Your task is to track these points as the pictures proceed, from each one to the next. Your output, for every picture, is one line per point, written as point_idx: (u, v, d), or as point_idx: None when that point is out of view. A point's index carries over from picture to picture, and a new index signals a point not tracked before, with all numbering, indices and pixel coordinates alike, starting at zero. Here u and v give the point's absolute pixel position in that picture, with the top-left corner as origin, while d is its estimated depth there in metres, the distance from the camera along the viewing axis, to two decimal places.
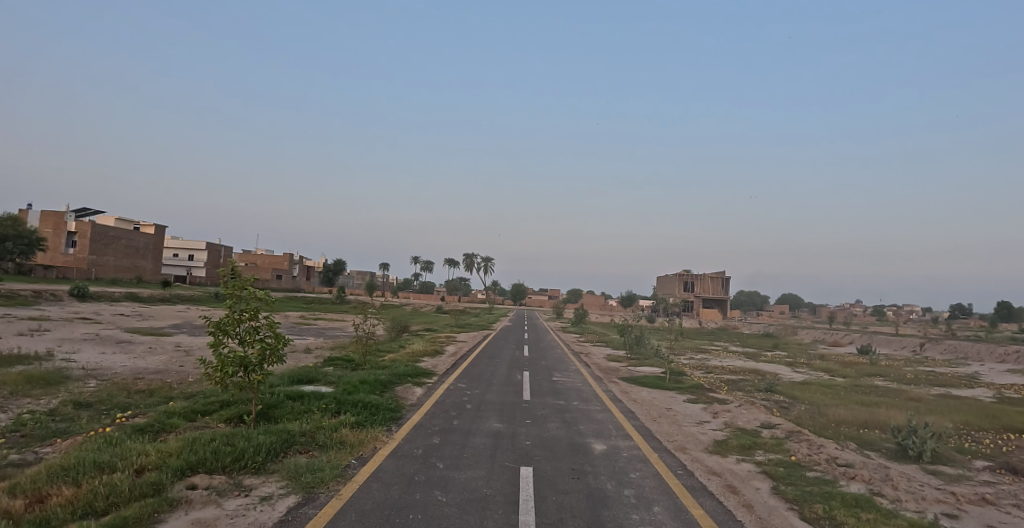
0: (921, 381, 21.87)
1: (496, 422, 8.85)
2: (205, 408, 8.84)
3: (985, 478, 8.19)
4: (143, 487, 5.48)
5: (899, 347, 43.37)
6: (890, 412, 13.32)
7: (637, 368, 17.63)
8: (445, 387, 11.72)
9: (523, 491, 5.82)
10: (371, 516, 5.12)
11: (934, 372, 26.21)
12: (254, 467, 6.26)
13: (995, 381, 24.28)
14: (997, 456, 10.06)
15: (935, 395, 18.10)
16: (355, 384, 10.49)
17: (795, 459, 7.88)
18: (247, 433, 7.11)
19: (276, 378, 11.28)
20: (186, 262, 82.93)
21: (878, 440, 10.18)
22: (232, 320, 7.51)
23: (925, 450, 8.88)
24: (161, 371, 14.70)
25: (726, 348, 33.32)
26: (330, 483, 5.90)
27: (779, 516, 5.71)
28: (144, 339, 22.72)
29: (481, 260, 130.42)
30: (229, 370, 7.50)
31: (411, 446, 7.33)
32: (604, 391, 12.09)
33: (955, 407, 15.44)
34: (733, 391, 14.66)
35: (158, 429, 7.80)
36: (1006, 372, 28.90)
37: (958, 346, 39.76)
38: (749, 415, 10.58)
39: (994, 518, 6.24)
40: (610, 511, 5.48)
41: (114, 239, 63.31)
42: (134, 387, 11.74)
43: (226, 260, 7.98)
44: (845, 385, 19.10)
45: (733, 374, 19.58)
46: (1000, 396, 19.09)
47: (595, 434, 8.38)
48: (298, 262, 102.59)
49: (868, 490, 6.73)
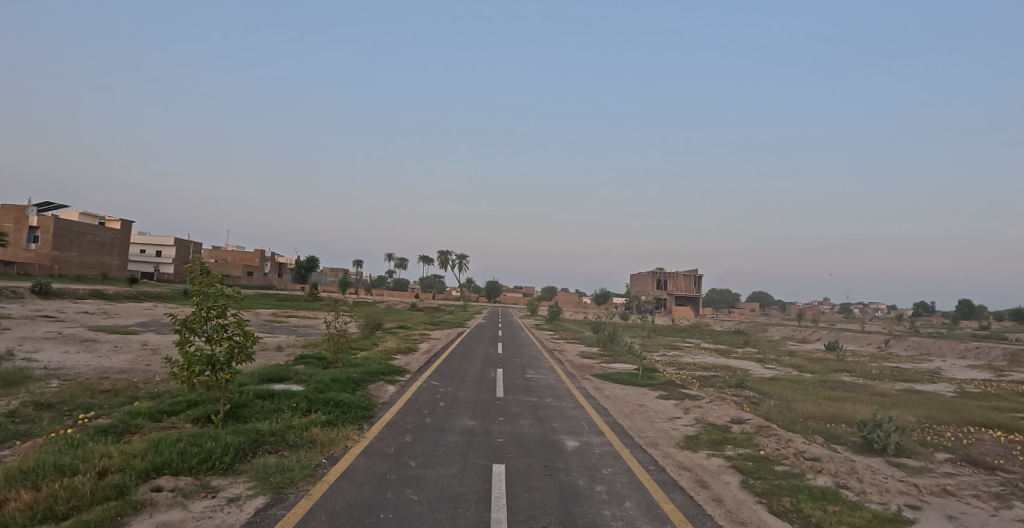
0: (886, 377, 22.55)
1: (469, 420, 8.83)
2: (172, 408, 8.62)
3: (947, 470, 8.47)
4: (107, 490, 5.32)
5: (865, 344, 44.68)
6: (856, 407, 13.69)
7: (611, 365, 17.75)
8: (419, 385, 11.67)
9: (496, 489, 5.81)
10: (341, 515, 5.06)
11: (899, 368, 27.01)
12: (222, 467, 6.13)
13: (954, 376, 25.25)
14: (957, 448, 10.41)
15: (900, 390, 18.59)
16: (327, 383, 10.34)
17: (764, 453, 8.05)
18: (214, 433, 6.96)
19: (246, 376, 11.06)
20: (154, 259, 80.95)
21: (845, 434, 10.46)
22: (200, 317, 7.34)
23: (890, 443, 9.15)
24: (127, 370, 14.31)
25: (698, 346, 33.82)
26: (300, 483, 5.81)
27: (748, 509, 5.82)
28: (109, 338, 22.04)
29: (455, 257, 129.44)
30: (196, 369, 7.30)
31: (383, 444, 7.25)
32: (577, 388, 12.18)
33: (916, 401, 16.00)
34: (706, 387, 14.94)
35: (122, 430, 7.58)
36: (965, 368, 29.98)
37: (921, 342, 41.02)
38: (719, 410, 10.79)
39: (954, 508, 6.46)
40: (582, 507, 5.51)
41: (78, 234, 61.34)
42: (99, 387, 11.42)
43: (194, 256, 7.77)
44: (814, 380, 19.57)
45: (705, 369, 19.97)
46: (962, 391, 19.70)
47: (568, 430, 8.42)
48: (270, 260, 101.53)
49: (834, 483, 6.90)
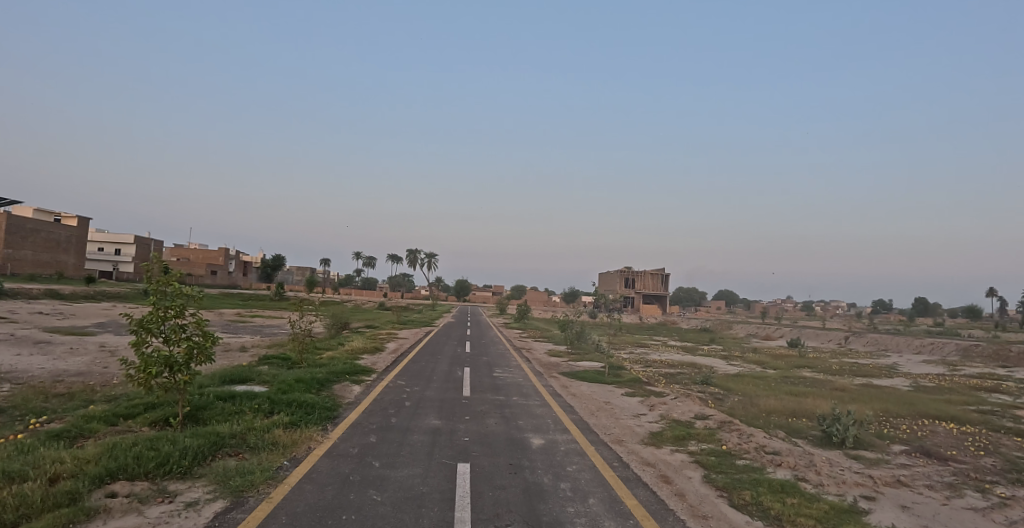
0: (845, 372, 23.29)
1: (435, 419, 8.79)
2: (129, 411, 8.35)
3: (901, 461, 8.81)
4: (58, 496, 5.13)
5: (826, 341, 46.06)
6: (816, 401, 14.10)
7: (579, 363, 17.92)
8: (385, 385, 11.56)
9: (460, 488, 5.81)
10: (303, 518, 4.99)
11: (857, 364, 27.91)
12: (180, 471, 5.97)
13: (910, 371, 26.20)
14: (912, 440, 10.82)
15: (859, 385, 19.24)
16: (290, 383, 10.18)
17: (726, 448, 8.23)
18: (173, 436, 6.78)
19: (206, 378, 10.80)
20: (112, 257, 78.30)
21: (805, 428, 10.76)
22: (157, 317, 7.13)
23: (848, 436, 9.47)
24: (83, 373, 13.81)
25: (665, 343, 34.40)
26: (260, 486, 5.71)
27: (709, 504, 5.95)
28: (64, 340, 21.23)
29: (424, 256, 128.43)
30: (154, 371, 7.09)
31: (347, 445, 7.18)
32: (544, 386, 12.23)
33: (873, 395, 16.58)
34: (671, 384, 15.19)
35: (76, 434, 7.32)
36: (920, 363, 31.19)
37: (878, 339, 42.47)
38: (684, 406, 11.00)
39: (906, 499, 6.71)
40: (546, 504, 5.55)
41: (32, 231, 59.00)
42: (53, 390, 10.98)
43: (151, 254, 7.56)
44: (776, 376, 20.08)
45: (671, 367, 20.31)
46: (916, 385, 20.46)
47: (533, 428, 8.47)
48: (235, 258, 99.25)
49: (793, 476, 7.10)
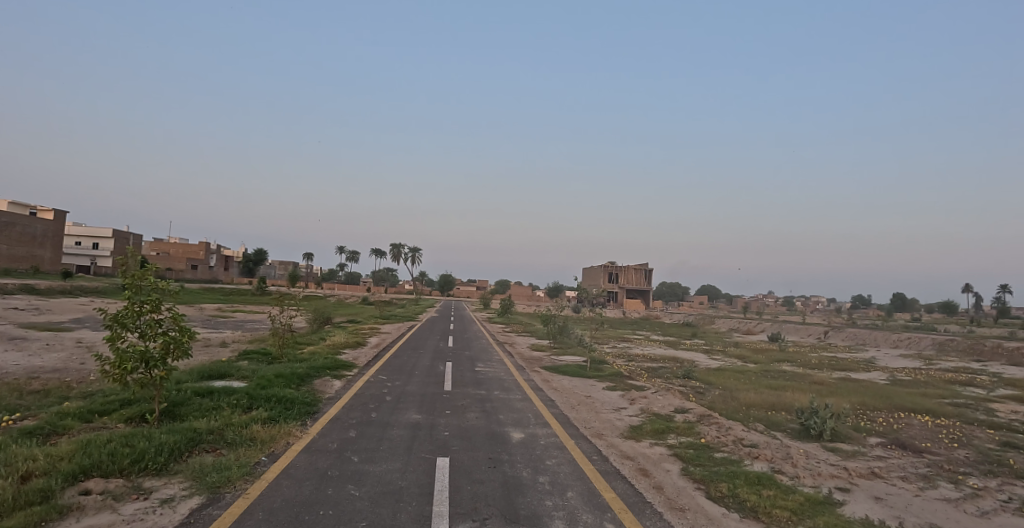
0: (824, 366, 23.65)
1: (416, 414, 8.79)
2: (104, 408, 8.22)
3: (876, 453, 8.99)
4: (29, 495, 5.04)
5: (806, 335, 46.78)
6: (795, 395, 14.32)
7: (561, 358, 17.98)
8: (366, 380, 11.50)
9: (438, 482, 5.82)
10: (279, 513, 4.97)
11: (836, 358, 28.37)
12: (156, 468, 5.90)
13: (887, 365, 26.68)
14: (887, 433, 11.04)
15: (837, 379, 19.56)
16: (269, 378, 10.09)
17: (705, 441, 8.33)
18: (148, 433, 6.69)
19: (184, 373, 10.65)
20: (90, 251, 76.84)
21: (784, 421, 10.92)
22: (132, 312, 7.01)
23: (825, 429, 9.63)
24: (58, 370, 13.53)
25: (647, 337, 34.61)
26: (237, 482, 5.66)
27: (687, 496, 6.03)
28: (39, 336, 20.79)
29: (409, 251, 127.78)
30: (129, 366, 6.98)
31: (326, 440, 7.15)
32: (526, 380, 12.27)
33: (850, 389, 16.87)
34: (653, 378, 15.31)
35: (49, 432, 7.19)
36: (897, 357, 31.80)
37: (857, 333, 43.22)
38: (664, 400, 11.09)
39: (880, 490, 6.85)
40: (524, 498, 5.58)
41: (7, 225, 57.68)
42: (26, 387, 10.76)
43: (125, 247, 7.44)
44: (757, 370, 20.36)
45: (653, 361, 20.47)
46: (893, 379, 20.84)
47: (514, 422, 8.49)
48: (216, 253, 97.96)
49: (770, 468, 7.21)
